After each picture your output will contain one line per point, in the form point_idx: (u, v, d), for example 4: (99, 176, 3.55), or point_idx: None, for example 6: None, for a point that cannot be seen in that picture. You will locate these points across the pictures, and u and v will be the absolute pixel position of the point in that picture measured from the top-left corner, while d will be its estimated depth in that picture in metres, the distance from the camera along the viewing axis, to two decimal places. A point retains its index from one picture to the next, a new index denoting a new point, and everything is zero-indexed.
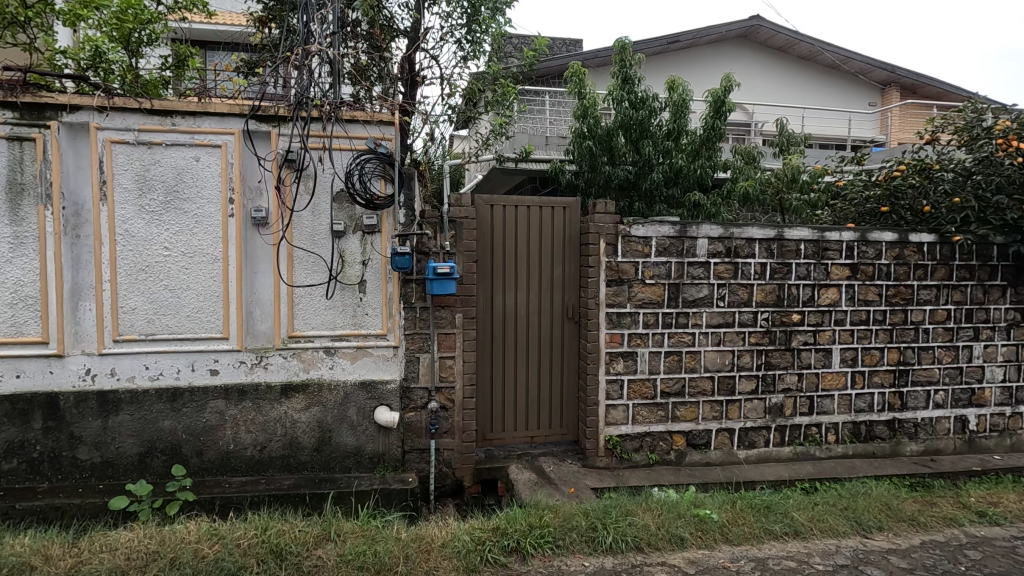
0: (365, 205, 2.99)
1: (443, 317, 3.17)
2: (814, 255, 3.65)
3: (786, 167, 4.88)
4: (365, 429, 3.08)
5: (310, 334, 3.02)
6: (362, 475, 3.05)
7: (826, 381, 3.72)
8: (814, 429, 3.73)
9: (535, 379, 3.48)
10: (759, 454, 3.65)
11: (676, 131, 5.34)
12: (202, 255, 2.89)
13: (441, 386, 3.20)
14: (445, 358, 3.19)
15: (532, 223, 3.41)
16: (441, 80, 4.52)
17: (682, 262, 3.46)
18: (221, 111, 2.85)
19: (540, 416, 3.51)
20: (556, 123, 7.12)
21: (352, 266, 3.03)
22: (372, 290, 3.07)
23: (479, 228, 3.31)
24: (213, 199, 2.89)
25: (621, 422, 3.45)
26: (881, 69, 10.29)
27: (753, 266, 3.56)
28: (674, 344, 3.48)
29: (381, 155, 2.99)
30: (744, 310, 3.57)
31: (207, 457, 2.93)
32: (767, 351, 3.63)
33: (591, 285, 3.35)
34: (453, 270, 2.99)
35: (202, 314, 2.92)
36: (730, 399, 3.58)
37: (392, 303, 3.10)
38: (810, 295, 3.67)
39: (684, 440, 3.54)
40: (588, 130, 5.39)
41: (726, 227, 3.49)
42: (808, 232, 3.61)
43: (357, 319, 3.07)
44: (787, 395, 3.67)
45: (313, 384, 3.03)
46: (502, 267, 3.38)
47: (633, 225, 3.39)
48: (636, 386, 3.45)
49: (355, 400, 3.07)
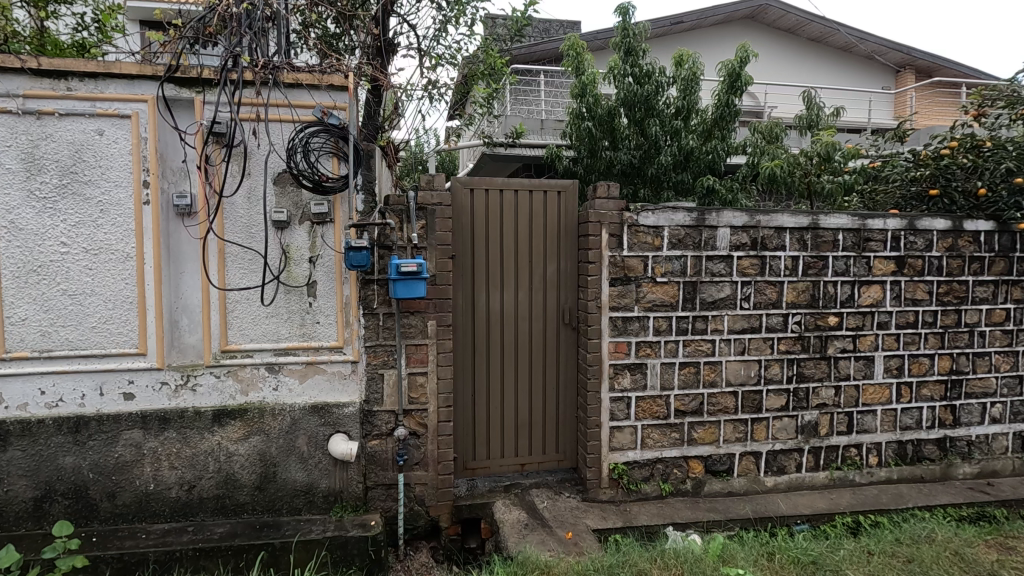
0: (312, 188, 2.41)
1: (411, 325, 2.61)
2: (854, 247, 3.10)
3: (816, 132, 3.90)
4: (318, 462, 2.54)
5: (248, 348, 2.48)
6: (314, 518, 2.52)
7: (867, 395, 3.18)
8: (853, 450, 3.19)
9: (527, 397, 2.94)
10: (790, 481, 3.10)
11: (687, 108, 4.74)
12: (110, 251, 2.34)
13: (411, 408, 2.64)
14: (415, 374, 2.64)
15: (521, 210, 2.85)
16: (419, 50, 3.94)
17: (699, 256, 2.91)
18: (128, 72, 2.29)
19: (532, 440, 2.97)
20: (552, 107, 6.55)
21: (299, 264, 2.48)
22: (324, 293, 2.52)
23: (457, 216, 2.76)
24: (122, 182, 2.33)
25: (628, 447, 2.91)
26: (895, 50, 9.71)
27: (783, 260, 3.01)
28: (690, 353, 2.93)
29: (331, 127, 2.42)
30: (773, 312, 3.02)
31: (121, 500, 2.39)
32: (799, 360, 3.08)
33: (591, 285, 2.79)
34: (422, 268, 2.42)
35: (112, 325, 2.37)
36: (756, 418, 3.03)
37: (348, 309, 2.55)
38: (849, 294, 3.11)
39: (702, 467, 3.00)
40: (587, 110, 4.85)
41: (751, 214, 2.93)
42: (848, 219, 3.05)
43: (306, 329, 2.52)
44: (822, 411, 3.12)
45: (253, 409, 2.48)
46: (486, 263, 2.83)
47: (642, 212, 2.83)
48: (645, 404, 2.91)
49: (305, 428, 2.52)
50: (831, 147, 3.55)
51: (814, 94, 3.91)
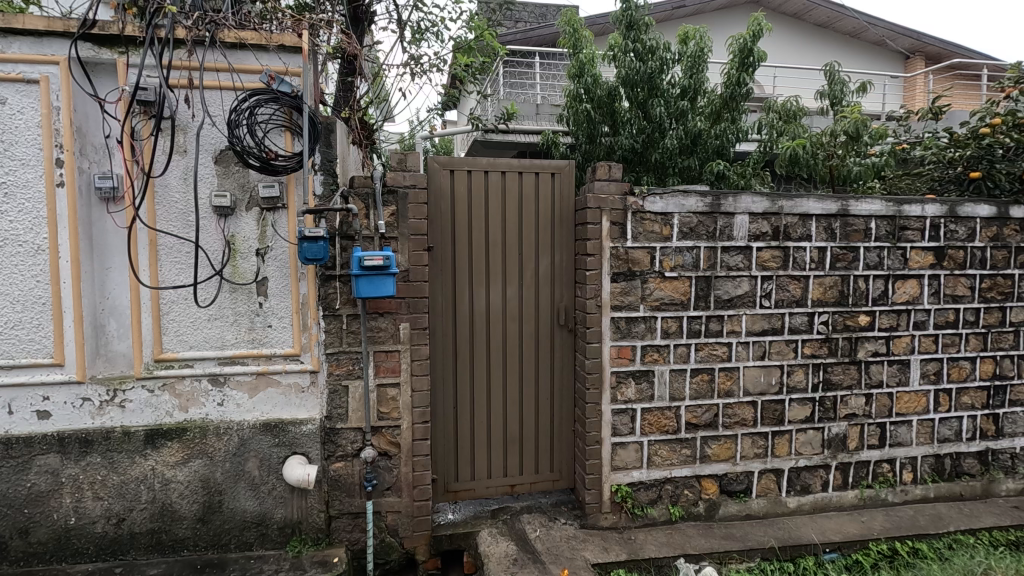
0: (260, 167, 2.04)
1: (380, 328, 2.24)
2: (888, 236, 2.73)
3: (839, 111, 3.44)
4: (272, 489, 2.18)
5: (187, 357, 2.10)
6: (267, 555, 2.16)
7: (901, 404, 2.82)
8: (886, 466, 2.83)
9: (517, 410, 2.58)
10: (816, 501, 2.75)
11: (693, 87, 4.37)
12: (17, 243, 1.96)
13: (381, 425, 2.27)
14: (385, 386, 2.27)
15: (509, 195, 2.49)
16: (399, 21, 3.55)
17: (714, 247, 2.54)
18: (34, 28, 1.90)
19: (523, 459, 2.60)
20: (548, 92, 6.12)
21: (245, 258, 2.11)
22: (277, 292, 2.15)
23: (435, 203, 2.40)
24: (30, 159, 1.95)
25: (632, 466, 2.55)
26: (905, 36, 9.32)
27: (809, 252, 2.64)
28: (703, 358, 2.57)
29: (281, 95, 2.04)
30: (797, 311, 2.65)
31: (36, 537, 2.03)
32: (826, 366, 2.71)
33: (590, 281, 2.43)
34: (390, 262, 2.05)
35: (23, 331, 2.00)
36: (778, 432, 2.67)
37: (306, 310, 2.18)
38: (883, 290, 2.74)
39: (717, 487, 2.64)
40: (585, 91, 4.48)
41: (773, 198, 2.56)
42: (881, 205, 2.68)
43: (256, 334, 2.15)
44: (852, 422, 2.76)
45: (193, 428, 2.11)
46: (469, 256, 2.47)
47: (649, 196, 2.46)
48: (652, 417, 2.55)
49: (256, 449, 2.15)
50: (860, 123, 3.10)
51: (837, 68, 3.52)
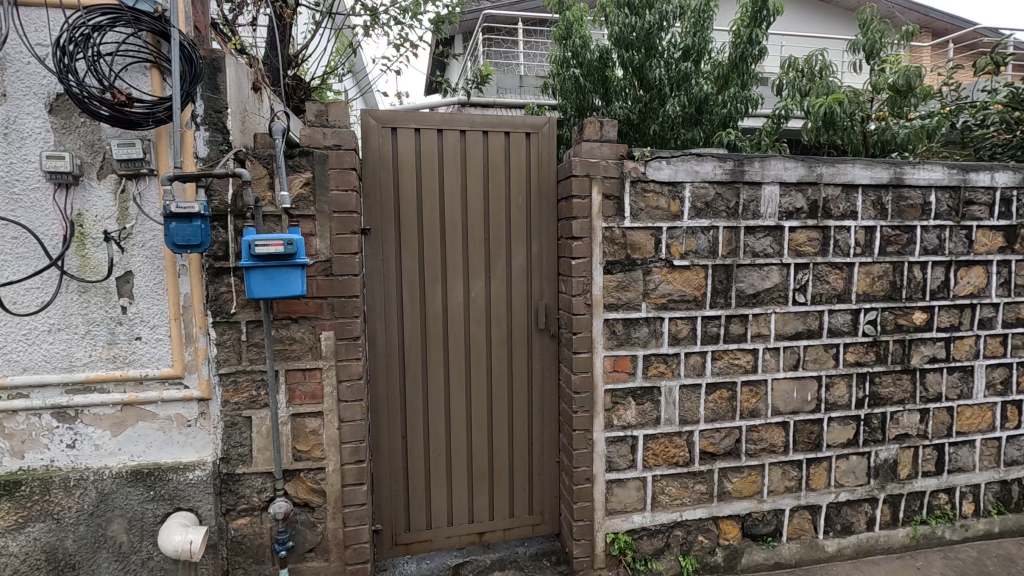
0: (111, 117, 1.44)
1: (294, 341, 1.67)
2: (950, 213, 2.17)
3: (881, 61, 2.90)
4: (147, 558, 1.61)
5: (19, 384, 1.52)
6: None
7: (963, 421, 2.28)
8: (943, 497, 2.30)
9: (485, 439, 2.02)
10: (861, 543, 2.21)
11: (697, 48, 3.78)
12: None
13: (299, 468, 1.71)
14: (302, 415, 1.70)
15: (471, 163, 1.92)
16: None
17: (735, 227, 1.98)
18: None
19: (495, 500, 2.05)
20: (532, 65, 5.52)
21: (98, 246, 1.52)
22: (146, 293, 1.56)
23: (371, 172, 1.82)
24: None
25: (633, 509, 2.00)
26: (912, 11, 8.70)
27: (853, 233, 2.08)
28: (722, 370, 2.02)
29: (135, 14, 1.45)
30: (839, 309, 2.10)
31: None
32: (873, 376, 2.17)
33: (577, 272, 1.86)
34: (295, 249, 1.47)
35: None
36: (815, 460, 2.13)
37: (189, 317, 1.59)
38: (943, 280, 2.19)
39: (739, 530, 2.10)
40: (573, 53, 3.87)
41: (810, 163, 2.00)
42: (943, 173, 2.13)
43: (119, 350, 1.57)
44: (904, 445, 2.22)
45: (31, 482, 1.53)
46: (419, 242, 1.90)
47: (653, 160, 1.88)
48: (658, 447, 1.99)
49: (122, 506, 1.58)
50: (911, 73, 2.58)
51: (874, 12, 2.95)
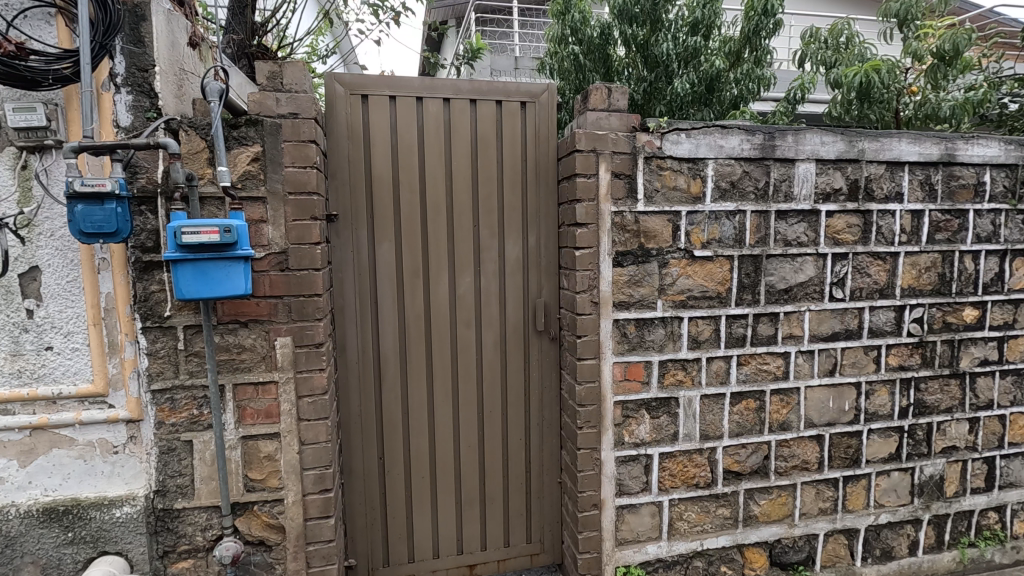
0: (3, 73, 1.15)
1: (243, 349, 1.39)
2: (1008, 194, 1.90)
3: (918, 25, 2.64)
4: None
5: None
6: None
7: (1017, 431, 2.01)
8: (992, 516, 2.04)
9: (476, 458, 1.74)
10: (903, 570, 1.95)
11: (706, 21, 3.47)
12: None
13: (251, 501, 1.43)
14: (255, 438, 1.42)
15: (457, 139, 1.63)
16: None
17: (765, 211, 1.70)
18: None
19: (488, 527, 1.78)
20: (528, 45, 5.20)
21: None
22: (56, 292, 1.28)
23: (338, 148, 1.54)
24: None
25: (646, 538, 1.73)
26: None
27: (899, 217, 1.80)
28: (748, 377, 1.74)
29: None
30: (881, 305, 1.83)
31: None
32: (919, 382, 1.90)
33: (582, 264, 1.59)
34: (235, 238, 1.19)
35: None
36: (852, 478, 1.87)
37: (112, 321, 1.31)
38: (997, 272, 1.92)
39: (766, 559, 1.83)
40: (572, 27, 3.56)
41: (851, 137, 1.72)
42: (999, 149, 1.86)
43: (25, 364, 1.29)
44: (951, 459, 1.96)
45: None
46: (396, 231, 1.62)
47: (671, 132, 1.60)
48: (675, 466, 1.72)
49: (35, 551, 1.31)
50: (959, 36, 2.32)
51: None
